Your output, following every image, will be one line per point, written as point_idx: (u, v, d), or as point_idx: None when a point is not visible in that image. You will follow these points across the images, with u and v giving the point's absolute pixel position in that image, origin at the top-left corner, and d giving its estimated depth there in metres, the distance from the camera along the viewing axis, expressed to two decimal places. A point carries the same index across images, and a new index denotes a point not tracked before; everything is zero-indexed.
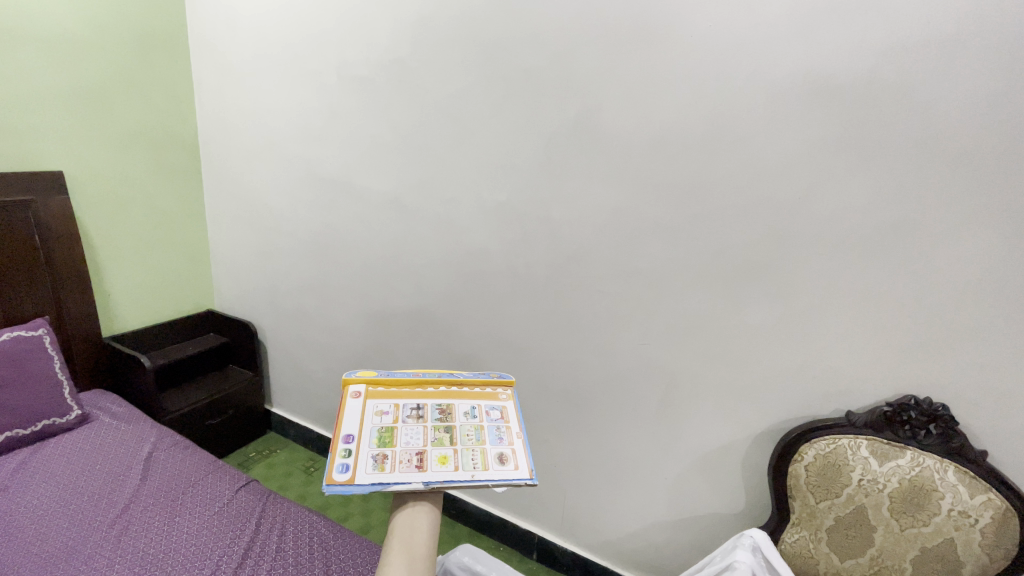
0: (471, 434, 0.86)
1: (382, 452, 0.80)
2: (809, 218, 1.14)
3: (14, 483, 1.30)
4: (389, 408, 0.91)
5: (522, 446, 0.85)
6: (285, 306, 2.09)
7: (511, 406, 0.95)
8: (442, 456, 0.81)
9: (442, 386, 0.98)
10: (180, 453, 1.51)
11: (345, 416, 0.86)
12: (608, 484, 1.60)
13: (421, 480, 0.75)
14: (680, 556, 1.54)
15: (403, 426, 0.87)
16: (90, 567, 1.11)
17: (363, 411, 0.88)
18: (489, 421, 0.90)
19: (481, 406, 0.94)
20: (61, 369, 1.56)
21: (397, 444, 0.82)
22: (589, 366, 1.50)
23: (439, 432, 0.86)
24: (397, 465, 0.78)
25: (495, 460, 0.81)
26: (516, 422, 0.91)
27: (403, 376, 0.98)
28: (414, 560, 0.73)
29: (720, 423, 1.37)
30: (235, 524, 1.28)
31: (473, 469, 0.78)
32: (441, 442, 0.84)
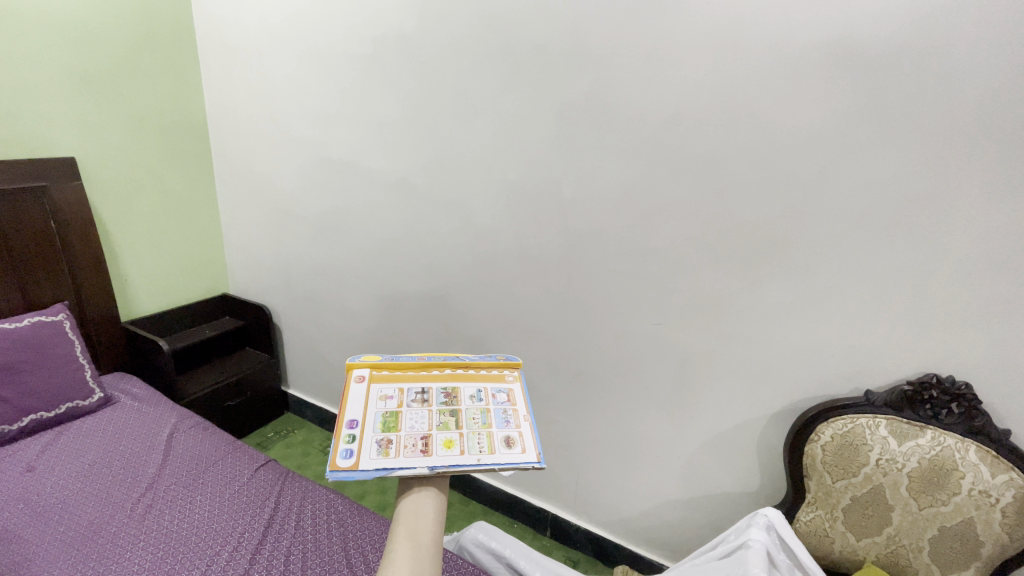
0: (477, 417, 0.86)
1: (387, 437, 0.81)
2: (829, 193, 1.09)
3: (40, 464, 1.34)
4: (393, 391, 0.91)
5: (529, 429, 0.85)
6: (298, 289, 2.10)
7: (517, 388, 0.95)
8: (447, 440, 0.81)
9: (447, 369, 0.98)
10: (200, 434, 1.55)
11: (349, 401, 0.87)
12: (622, 464, 1.60)
13: (427, 464, 0.76)
14: (693, 534, 1.54)
15: (408, 410, 0.87)
16: (115, 546, 1.14)
17: (368, 395, 0.89)
18: (496, 404, 0.90)
19: (487, 389, 0.94)
20: (82, 354, 1.60)
21: (401, 429, 0.82)
22: (602, 346, 1.49)
23: (444, 416, 0.86)
24: (402, 450, 0.78)
25: (502, 444, 0.81)
26: (523, 405, 0.90)
27: (407, 360, 0.98)
28: (420, 548, 0.72)
29: (734, 403, 1.36)
30: (254, 502, 1.31)
31: (479, 453, 0.78)
32: (447, 426, 0.84)
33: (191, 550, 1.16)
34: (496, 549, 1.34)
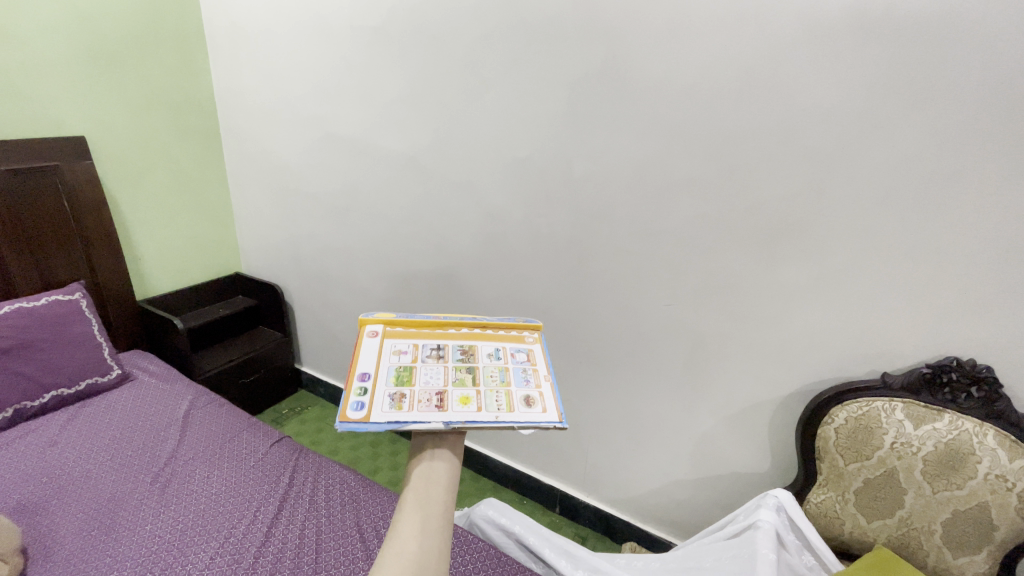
0: (494, 375, 0.85)
1: (400, 391, 0.80)
2: (851, 170, 1.05)
3: (63, 439, 1.37)
4: (407, 347, 0.91)
5: (549, 388, 0.84)
6: (308, 268, 2.10)
7: (537, 349, 0.95)
8: (463, 397, 0.80)
9: (465, 328, 0.98)
10: (215, 411, 1.58)
11: (362, 356, 0.86)
12: (632, 444, 1.60)
13: (442, 420, 0.74)
14: (702, 513, 1.55)
15: (422, 366, 0.86)
16: (136, 518, 1.18)
17: (381, 352, 0.88)
18: (514, 363, 0.89)
19: (505, 348, 0.94)
20: (99, 332, 1.63)
21: (415, 384, 0.82)
22: (613, 326, 1.48)
23: (461, 372, 0.86)
24: (416, 404, 0.77)
25: (521, 402, 0.80)
26: (542, 365, 0.89)
27: (422, 317, 0.98)
28: (429, 515, 0.72)
29: (747, 384, 1.34)
30: (269, 477, 1.34)
31: (498, 411, 0.77)
32: (463, 382, 0.83)
33: (209, 523, 1.19)
34: (505, 525, 1.35)
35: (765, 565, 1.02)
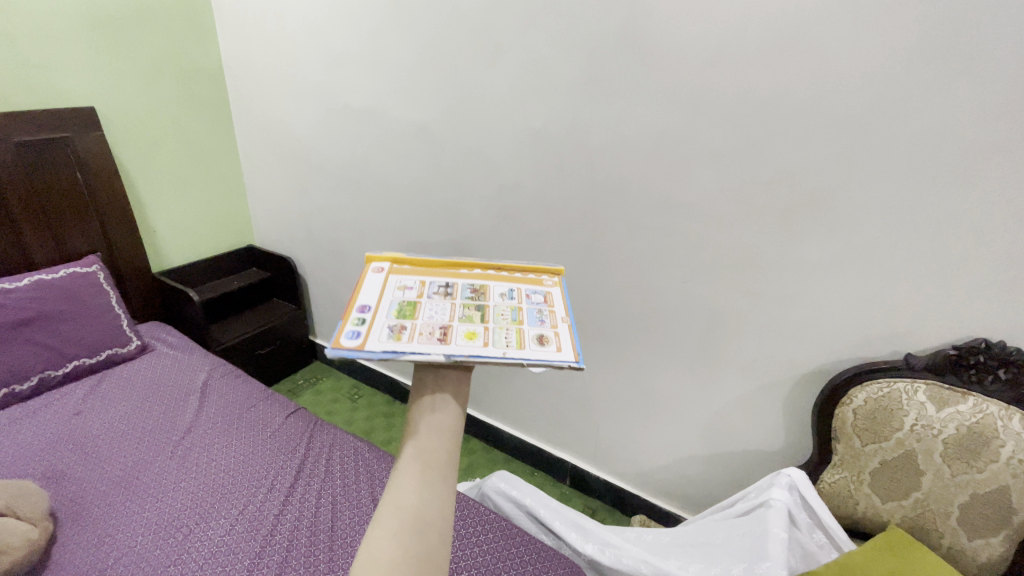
0: (505, 314, 0.81)
1: (401, 323, 0.76)
2: (884, 142, 0.99)
3: (87, 408, 1.41)
4: (413, 285, 0.88)
5: (565, 329, 0.79)
6: (320, 241, 2.10)
7: (555, 292, 0.90)
8: (470, 331, 0.76)
9: (477, 269, 0.95)
10: (232, 382, 1.60)
11: (366, 290, 0.82)
12: (643, 419, 1.60)
13: (443, 352, 0.69)
14: (713, 488, 1.55)
15: (428, 302, 0.82)
16: (158, 485, 1.21)
17: (386, 288, 0.85)
18: (528, 304, 0.85)
19: (519, 289, 0.90)
20: (117, 303, 1.65)
21: (418, 318, 0.78)
22: (627, 302, 1.46)
23: (469, 310, 0.81)
24: (416, 336, 0.73)
25: (534, 340, 0.75)
26: (559, 305, 0.84)
27: (431, 258, 0.94)
28: (430, 466, 0.63)
29: (763, 363, 1.32)
30: (286, 447, 1.37)
31: (506, 347, 0.72)
32: (471, 319, 0.79)
33: (229, 491, 1.22)
34: (516, 498, 1.37)
35: (776, 545, 1.02)
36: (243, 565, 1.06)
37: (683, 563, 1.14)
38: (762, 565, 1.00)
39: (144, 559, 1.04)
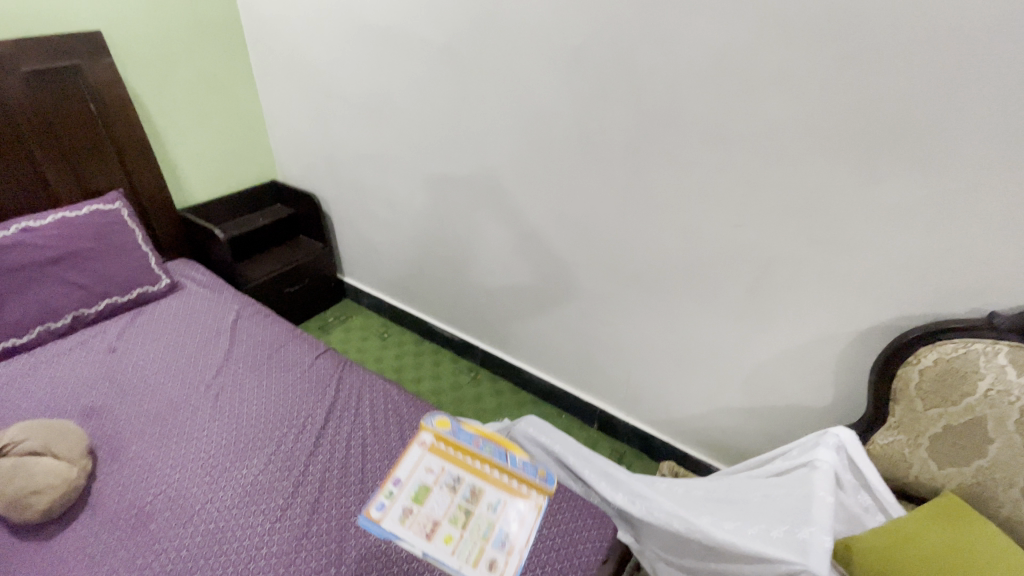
0: (481, 528, 0.99)
1: (411, 505, 1.01)
2: (1004, 58, 0.82)
3: (121, 346, 1.43)
4: (438, 467, 1.09)
5: (515, 565, 0.95)
6: (343, 176, 2.01)
7: (534, 515, 1.04)
8: (448, 536, 0.97)
9: (488, 463, 1.09)
10: (261, 321, 1.59)
11: (404, 461, 1.09)
12: (679, 369, 1.51)
13: (422, 550, 0.95)
14: (749, 440, 1.49)
15: (436, 490, 1.04)
16: (192, 423, 1.23)
17: (416, 462, 1.09)
18: (504, 521, 1.01)
19: (506, 502, 1.05)
20: (144, 241, 1.63)
21: (423, 505, 1.01)
22: (669, 246, 1.33)
23: (459, 510, 1.01)
24: (415, 525, 0.98)
25: (487, 564, 0.95)
26: (525, 537, 1.00)
27: (461, 445, 1.11)
28: None
29: (820, 316, 1.20)
30: (315, 388, 1.36)
31: (463, 564, 0.94)
32: (455, 521, 0.99)
33: (262, 430, 1.24)
34: (546, 445, 1.35)
35: (822, 510, 0.96)
36: (278, 504, 1.08)
37: (717, 519, 1.10)
38: (805, 530, 0.94)
39: (183, 496, 1.08)
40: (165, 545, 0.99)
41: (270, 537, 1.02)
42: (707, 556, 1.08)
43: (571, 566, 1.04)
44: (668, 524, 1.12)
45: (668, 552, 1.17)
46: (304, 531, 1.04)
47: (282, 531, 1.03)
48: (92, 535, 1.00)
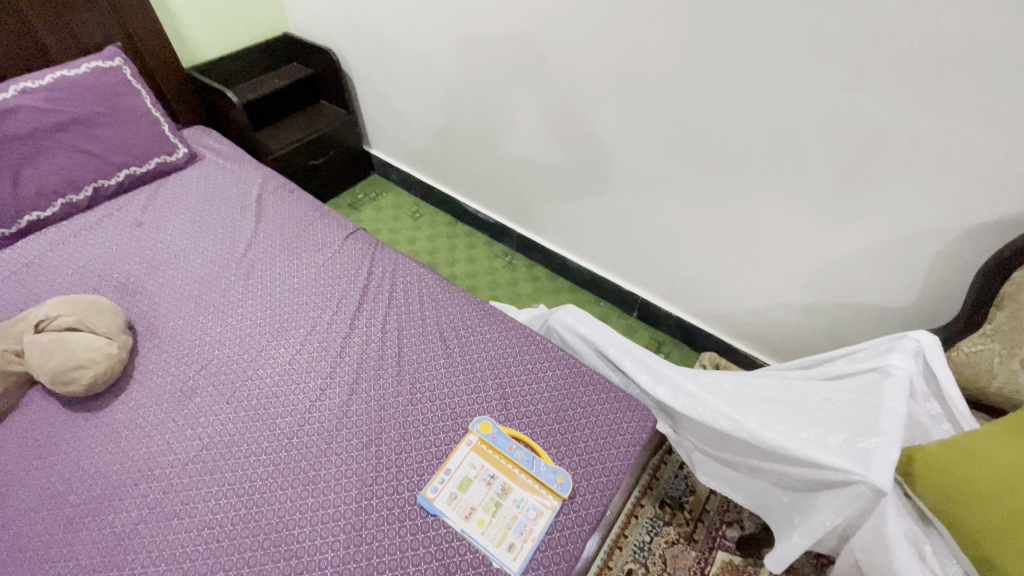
0: (510, 524, 0.91)
1: (455, 491, 0.94)
2: None
3: (147, 221, 1.39)
4: (484, 463, 0.98)
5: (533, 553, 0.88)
6: (364, 28, 1.74)
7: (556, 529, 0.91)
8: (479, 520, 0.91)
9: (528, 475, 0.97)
10: (286, 196, 1.49)
11: (455, 450, 1.00)
12: (738, 261, 1.36)
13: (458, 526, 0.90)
14: (805, 338, 1.39)
15: (478, 484, 0.96)
16: (225, 301, 1.21)
17: (460, 461, 0.98)
18: (529, 529, 0.91)
19: (534, 513, 0.93)
20: (153, 105, 1.50)
21: (464, 493, 0.94)
22: (751, 117, 1.10)
23: (492, 508, 0.93)
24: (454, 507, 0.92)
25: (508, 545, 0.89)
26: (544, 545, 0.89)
27: (510, 448, 0.99)
28: None
29: (927, 207, 1.01)
30: (346, 270, 1.30)
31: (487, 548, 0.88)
32: (488, 514, 0.92)
33: (294, 311, 1.20)
34: (584, 335, 1.28)
35: (891, 421, 0.88)
36: (316, 384, 1.08)
37: (766, 420, 1.05)
38: (869, 440, 0.88)
39: (223, 373, 1.09)
40: (211, 418, 1.03)
41: (311, 415, 1.04)
42: (750, 453, 1.05)
43: (609, 457, 1.01)
44: (712, 421, 1.07)
45: (706, 444, 1.15)
46: (344, 411, 1.04)
47: (322, 410, 1.05)
48: (141, 405, 1.04)
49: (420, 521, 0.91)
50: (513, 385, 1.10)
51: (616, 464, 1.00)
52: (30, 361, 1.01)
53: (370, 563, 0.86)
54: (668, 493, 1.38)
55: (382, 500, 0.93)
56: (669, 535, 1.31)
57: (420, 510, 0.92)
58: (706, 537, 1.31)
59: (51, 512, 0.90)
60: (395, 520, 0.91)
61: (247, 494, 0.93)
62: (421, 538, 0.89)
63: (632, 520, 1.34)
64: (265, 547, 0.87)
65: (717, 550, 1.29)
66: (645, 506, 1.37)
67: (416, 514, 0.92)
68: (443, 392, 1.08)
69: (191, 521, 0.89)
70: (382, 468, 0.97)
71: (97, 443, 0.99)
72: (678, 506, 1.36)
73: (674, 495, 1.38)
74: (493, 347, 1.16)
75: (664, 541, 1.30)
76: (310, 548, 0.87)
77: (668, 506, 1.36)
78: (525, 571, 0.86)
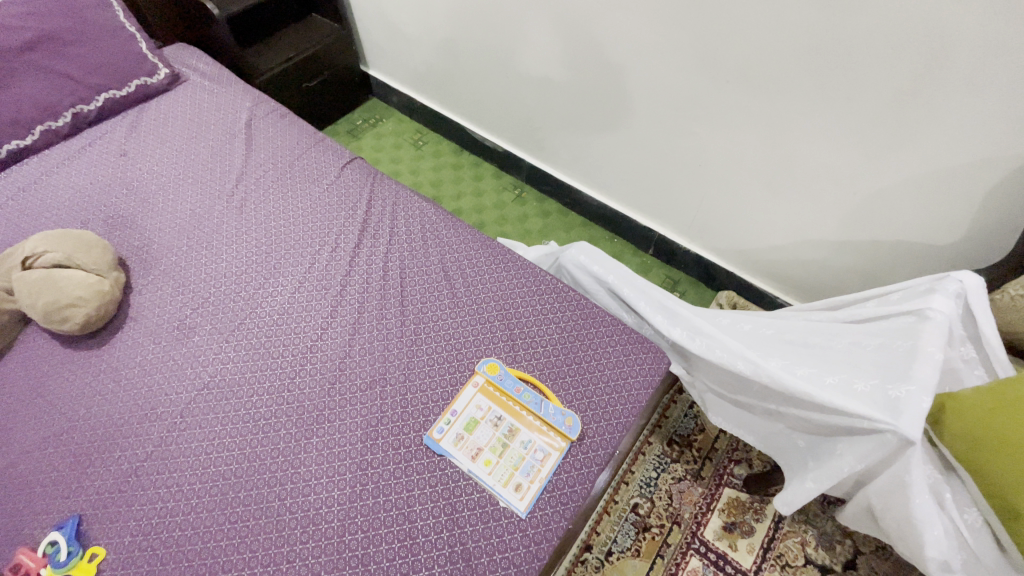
0: (516, 463, 0.90)
1: (461, 432, 0.92)
2: None
3: (132, 150, 1.30)
4: (490, 404, 0.95)
5: (539, 491, 0.87)
6: None
7: (561, 467, 0.90)
8: (486, 460, 0.90)
9: (533, 415, 0.94)
10: (278, 123, 1.37)
11: (460, 391, 0.96)
12: (767, 193, 1.25)
13: (465, 465, 0.89)
14: (832, 277, 1.31)
15: (484, 425, 0.93)
16: (219, 236, 1.15)
17: (466, 403, 0.95)
18: (535, 468, 0.89)
19: (540, 452, 0.91)
20: (127, 20, 1.36)
21: (471, 433, 0.92)
22: (798, 26, 0.96)
23: (498, 448, 0.91)
24: (461, 448, 0.90)
25: (514, 484, 0.88)
26: (550, 482, 0.88)
27: (516, 389, 0.96)
28: None
29: (993, 131, 0.89)
30: (343, 203, 1.22)
31: (494, 487, 0.87)
32: (494, 454, 0.90)
33: (291, 247, 1.14)
34: (597, 274, 1.21)
35: (925, 368, 0.82)
36: (317, 323, 1.04)
37: (787, 363, 0.99)
38: (900, 388, 0.83)
39: (220, 311, 1.05)
40: (210, 357, 1.00)
41: (312, 354, 1.01)
42: (767, 397, 1.01)
43: (620, 400, 0.97)
44: (730, 363, 1.02)
45: (721, 387, 1.11)
46: (346, 351, 1.01)
47: (323, 350, 1.01)
48: (139, 343, 1.01)
49: (426, 461, 0.90)
50: (521, 325, 1.05)
51: (627, 407, 0.96)
52: (20, 299, 0.98)
53: (376, 501, 0.86)
54: (677, 431, 1.37)
55: (387, 440, 0.91)
56: (677, 472, 1.31)
57: (426, 450, 0.91)
58: (713, 474, 1.31)
59: (59, 449, 0.91)
60: (400, 460, 0.89)
61: (251, 433, 0.92)
62: (427, 478, 0.88)
63: (639, 457, 1.34)
64: (272, 485, 0.87)
65: (724, 487, 1.29)
66: (653, 444, 1.36)
67: (422, 455, 0.90)
68: (448, 333, 1.03)
69: (197, 459, 0.89)
70: (387, 409, 0.95)
71: (99, 382, 0.97)
72: (686, 444, 1.35)
73: (682, 433, 1.37)
74: (500, 286, 1.10)
75: (671, 477, 1.31)
76: (316, 486, 0.87)
77: (677, 444, 1.35)
78: (533, 511, 0.86)
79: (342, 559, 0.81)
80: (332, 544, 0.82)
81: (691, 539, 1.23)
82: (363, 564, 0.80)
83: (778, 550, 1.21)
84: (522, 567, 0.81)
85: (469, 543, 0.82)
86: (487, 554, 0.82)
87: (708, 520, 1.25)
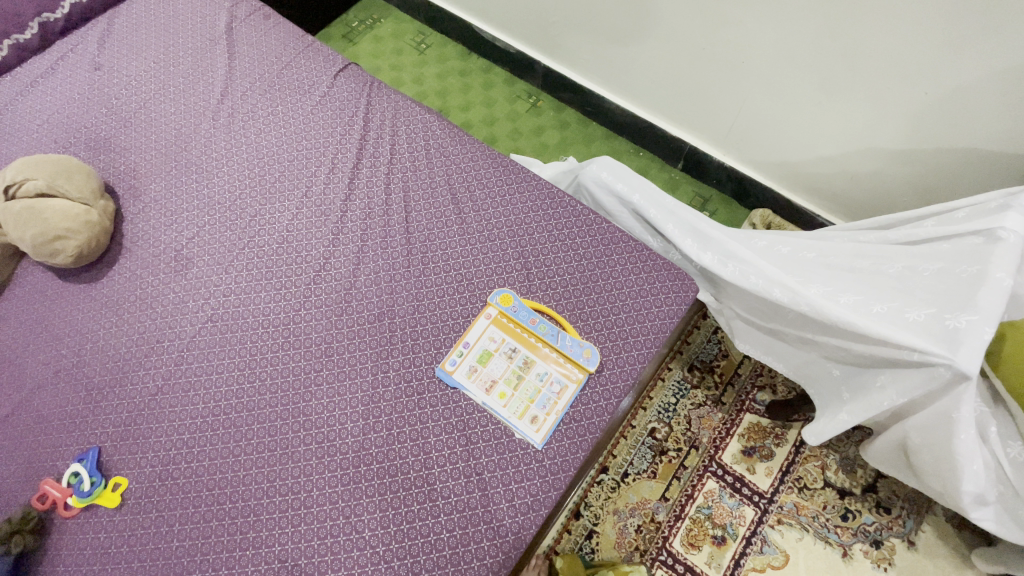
0: (531, 395, 0.86)
1: (474, 364, 0.88)
2: None
3: (106, 62, 1.18)
4: (503, 337, 0.90)
5: (554, 422, 0.85)
6: None
7: (576, 399, 0.86)
8: (500, 392, 0.86)
9: (547, 348, 0.89)
10: (261, 25, 1.21)
11: (474, 324, 0.91)
12: (821, 95, 1.09)
13: (479, 398, 0.86)
14: (884, 192, 1.18)
15: (497, 358, 0.89)
16: (207, 159, 1.06)
17: (479, 335, 0.90)
18: (550, 400, 0.86)
19: (555, 384, 0.87)
20: None
21: (484, 366, 0.88)
22: None
23: (512, 380, 0.87)
24: (474, 380, 0.87)
25: (528, 416, 0.85)
26: (564, 414, 0.85)
27: (530, 321, 0.90)
28: None
29: None
30: (340, 118, 1.10)
31: (508, 419, 0.84)
32: (507, 386, 0.87)
33: (286, 169, 1.05)
34: (621, 193, 1.10)
35: (991, 296, 0.74)
36: (319, 252, 0.98)
37: (830, 290, 0.91)
38: (960, 318, 0.76)
39: (217, 240, 0.99)
40: (211, 289, 0.95)
41: (315, 286, 0.95)
42: (803, 326, 0.94)
43: (643, 330, 0.91)
44: (766, 291, 0.93)
45: (751, 314, 1.03)
46: (351, 282, 0.95)
47: (328, 280, 0.96)
48: (136, 276, 0.97)
49: (439, 394, 0.87)
50: (536, 251, 0.97)
51: (651, 337, 0.90)
52: (9, 233, 0.93)
53: (390, 434, 0.84)
54: (699, 357, 1.32)
55: (398, 373, 0.88)
56: (697, 398, 1.28)
57: (438, 382, 0.87)
58: (735, 400, 1.27)
59: (72, 383, 0.90)
60: (413, 393, 0.87)
61: (258, 367, 0.89)
62: (440, 410, 0.85)
63: (659, 383, 1.30)
64: (285, 418, 0.86)
65: (745, 412, 1.26)
66: (673, 369, 1.32)
67: (435, 387, 0.87)
68: (459, 260, 0.96)
69: (208, 392, 0.88)
70: (397, 341, 0.90)
71: (101, 315, 0.95)
72: (708, 370, 1.31)
73: (704, 359, 1.32)
74: (513, 209, 1.01)
75: (690, 403, 1.28)
76: (329, 419, 0.85)
77: (698, 370, 1.31)
78: (549, 444, 0.83)
79: (358, 488, 0.81)
80: (348, 475, 0.82)
81: (708, 462, 1.22)
82: (380, 494, 0.80)
83: (796, 474, 1.20)
84: (539, 497, 0.80)
85: (485, 474, 0.81)
86: (502, 484, 0.81)
87: (727, 444, 1.24)
